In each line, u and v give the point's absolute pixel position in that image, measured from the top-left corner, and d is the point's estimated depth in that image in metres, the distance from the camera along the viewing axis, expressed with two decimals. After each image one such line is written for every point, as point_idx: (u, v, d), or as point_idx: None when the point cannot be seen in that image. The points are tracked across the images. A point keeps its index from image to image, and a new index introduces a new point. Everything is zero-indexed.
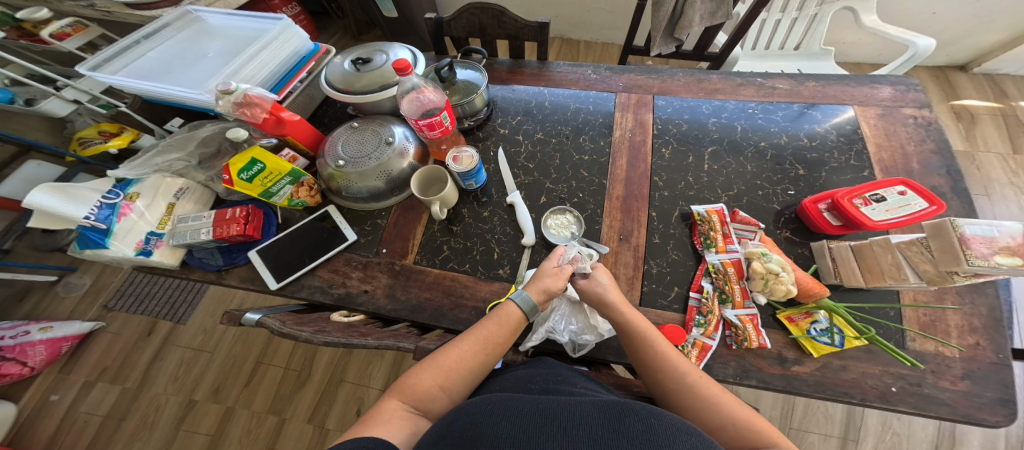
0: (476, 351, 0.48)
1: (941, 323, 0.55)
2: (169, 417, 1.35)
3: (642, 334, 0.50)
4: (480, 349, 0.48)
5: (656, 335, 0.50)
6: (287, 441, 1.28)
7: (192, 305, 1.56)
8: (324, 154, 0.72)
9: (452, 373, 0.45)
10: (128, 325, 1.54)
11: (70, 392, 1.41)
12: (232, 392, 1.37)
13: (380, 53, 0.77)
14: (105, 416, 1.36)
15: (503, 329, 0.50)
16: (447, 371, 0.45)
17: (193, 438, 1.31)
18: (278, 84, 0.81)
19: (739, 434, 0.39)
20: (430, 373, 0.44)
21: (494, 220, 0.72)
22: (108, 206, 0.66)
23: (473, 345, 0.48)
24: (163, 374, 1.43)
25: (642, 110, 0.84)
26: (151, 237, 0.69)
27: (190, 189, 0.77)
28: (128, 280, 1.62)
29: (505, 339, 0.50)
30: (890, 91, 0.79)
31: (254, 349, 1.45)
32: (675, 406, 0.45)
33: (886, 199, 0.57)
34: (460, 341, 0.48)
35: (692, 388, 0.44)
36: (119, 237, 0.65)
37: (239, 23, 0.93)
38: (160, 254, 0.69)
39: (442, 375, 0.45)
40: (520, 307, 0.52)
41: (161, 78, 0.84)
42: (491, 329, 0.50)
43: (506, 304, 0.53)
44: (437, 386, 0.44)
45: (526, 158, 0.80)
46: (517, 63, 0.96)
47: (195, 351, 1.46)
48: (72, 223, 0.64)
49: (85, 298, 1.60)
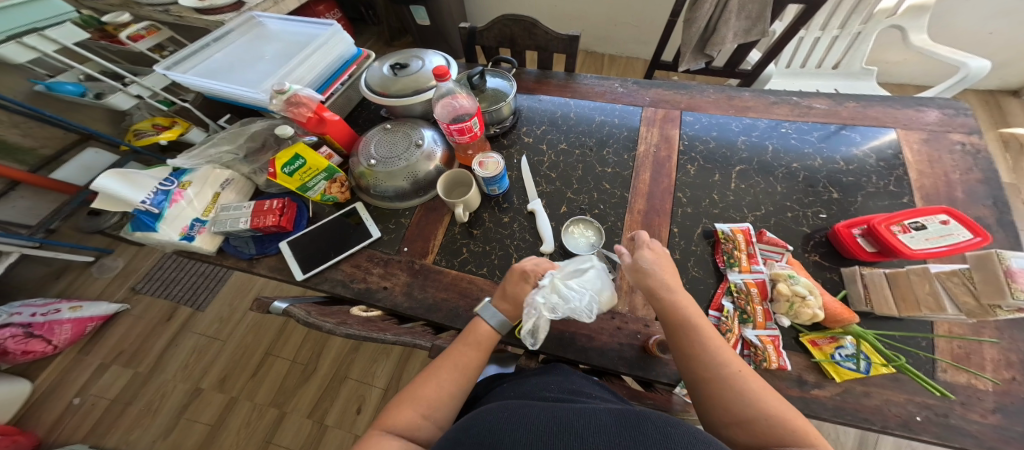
0: (453, 376, 0.48)
1: (976, 356, 0.51)
2: (175, 404, 1.41)
3: (682, 319, 0.49)
4: (456, 371, 0.49)
5: (700, 322, 0.48)
6: (285, 434, 1.30)
7: (212, 292, 1.65)
8: (358, 154, 0.75)
9: (432, 401, 0.45)
10: (150, 310, 1.63)
11: (86, 373, 1.50)
12: (237, 383, 1.43)
13: (416, 59, 0.81)
14: (115, 399, 1.44)
15: (479, 351, 0.51)
16: (428, 400, 0.45)
17: (193, 428, 1.35)
18: (322, 85, 0.86)
19: (773, 430, 0.37)
20: (410, 405, 0.45)
21: (514, 226, 0.73)
22: (163, 193, 0.71)
23: (449, 371, 0.49)
24: (174, 360, 1.50)
25: (668, 125, 0.83)
26: (195, 223, 0.74)
27: (234, 181, 0.83)
28: (158, 265, 1.73)
29: (481, 360, 0.51)
30: (937, 115, 0.75)
31: (265, 340, 1.51)
32: (703, 396, 0.44)
33: (927, 227, 0.55)
34: (436, 368, 0.49)
35: (730, 381, 0.42)
36: (168, 222, 0.70)
37: (293, 29, 0.99)
38: (201, 239, 0.73)
39: (421, 405, 0.45)
40: (491, 326, 0.53)
41: (220, 77, 0.90)
42: (467, 353, 0.51)
43: (477, 323, 0.54)
44: (420, 415, 0.44)
45: (548, 167, 0.81)
46: (545, 74, 0.98)
47: (208, 340, 1.53)
48: (128, 205, 0.67)
49: (118, 280, 1.71)
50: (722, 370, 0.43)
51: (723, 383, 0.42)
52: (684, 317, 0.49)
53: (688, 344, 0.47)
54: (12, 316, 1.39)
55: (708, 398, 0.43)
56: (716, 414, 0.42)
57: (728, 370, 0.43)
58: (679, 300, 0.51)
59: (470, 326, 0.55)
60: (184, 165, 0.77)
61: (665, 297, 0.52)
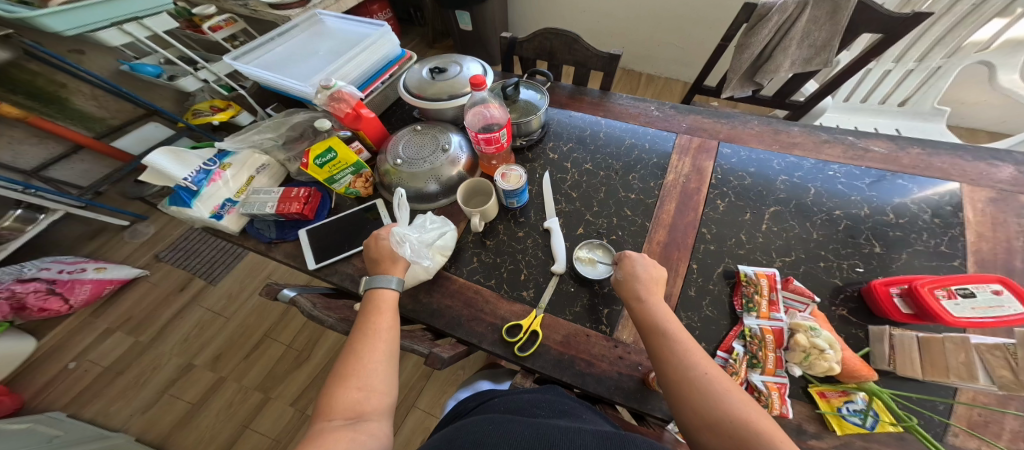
0: (375, 347, 0.47)
1: (995, 425, 0.47)
2: (168, 377, 1.49)
3: (657, 325, 0.48)
4: (373, 340, 0.48)
5: (669, 321, 0.48)
6: (258, 424, 1.35)
7: (226, 268, 1.75)
8: (386, 151, 0.77)
9: (361, 373, 0.44)
10: (166, 279, 1.74)
11: (95, 335, 1.61)
12: (229, 363, 1.49)
13: (454, 64, 0.82)
14: (117, 364, 1.54)
15: (387, 314, 0.51)
16: (358, 375, 0.44)
17: (175, 404, 1.42)
18: (364, 83, 0.89)
19: (738, 427, 0.36)
20: (345, 386, 0.43)
21: (527, 242, 0.71)
22: (204, 172, 0.77)
23: (364, 343, 0.47)
24: (175, 333, 1.59)
25: (702, 156, 0.79)
26: (227, 203, 0.78)
27: (270, 166, 0.87)
28: (184, 236, 1.87)
29: (393, 322, 0.51)
30: (1014, 171, 0.66)
31: (264, 324, 1.58)
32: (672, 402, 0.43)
33: (975, 295, 0.49)
34: (352, 346, 0.47)
35: (693, 382, 0.41)
36: (202, 200, 0.75)
37: (346, 28, 1.05)
38: (228, 219, 0.77)
39: (353, 383, 0.43)
40: (394, 289, 0.54)
41: (275, 68, 0.96)
42: (377, 321, 0.50)
43: (381, 292, 0.54)
44: (358, 390, 0.43)
45: (570, 186, 0.79)
46: (579, 90, 0.96)
47: (209, 317, 1.62)
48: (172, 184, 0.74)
49: (153, 247, 1.84)
50: (688, 371, 0.42)
51: (692, 385, 0.41)
52: (653, 322, 0.49)
53: (658, 348, 0.46)
54: (41, 272, 1.53)
55: (678, 399, 0.42)
56: (683, 416, 0.41)
57: (688, 371, 0.42)
58: (645, 304, 0.51)
59: (368, 296, 0.54)
60: (229, 147, 0.83)
61: (637, 307, 0.52)
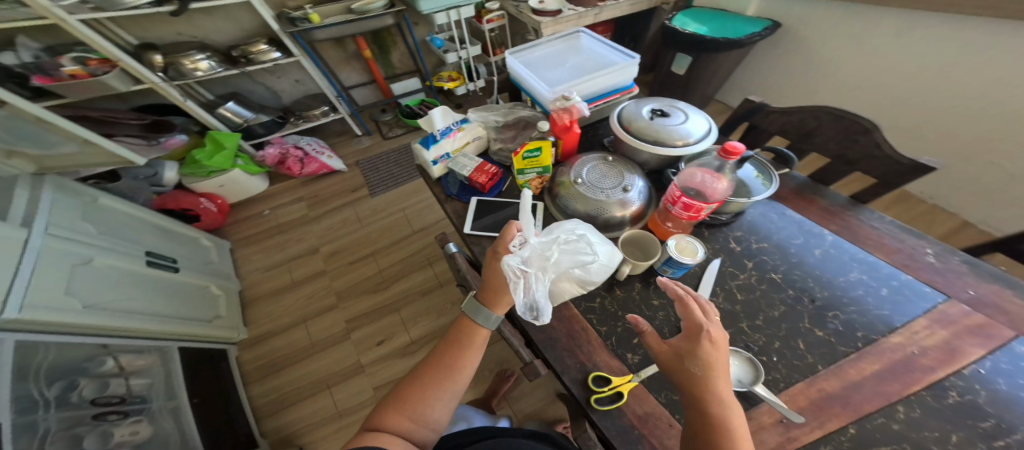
0: (444, 380, 0.60)
1: None
2: (301, 249, 1.93)
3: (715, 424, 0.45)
4: (446, 376, 0.60)
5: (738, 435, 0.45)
6: (320, 321, 1.66)
7: (382, 188, 2.17)
8: (571, 166, 0.82)
9: (424, 404, 0.57)
10: (352, 179, 2.24)
11: (276, 195, 2.17)
12: (340, 262, 1.86)
13: (679, 112, 0.81)
14: (277, 222, 2.05)
15: (470, 349, 0.62)
16: (420, 405, 0.57)
17: (289, 271, 1.83)
18: (589, 99, 0.98)
19: None
20: (408, 408, 0.57)
21: (658, 314, 0.67)
22: (449, 129, 0.94)
23: (441, 374, 0.60)
24: (319, 220, 2.04)
25: (966, 339, 0.60)
26: (444, 156, 0.95)
27: (481, 139, 1.00)
28: (382, 155, 2.36)
29: (470, 362, 0.62)
30: None
31: (378, 245, 1.91)
32: None
33: None
34: (432, 370, 0.61)
35: None
36: (434, 148, 0.92)
37: (598, 50, 1.15)
38: (439, 167, 0.94)
39: (415, 408, 0.57)
40: (486, 324, 0.62)
41: (527, 64, 1.13)
42: (458, 357, 0.61)
43: (474, 325, 0.64)
44: (415, 419, 0.56)
45: (740, 287, 0.72)
46: (816, 190, 0.86)
47: (344, 220, 2.03)
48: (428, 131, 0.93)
49: (356, 152, 2.39)
50: None
51: None
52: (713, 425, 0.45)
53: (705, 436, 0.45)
54: (302, 144, 2.21)
55: None
56: None
57: None
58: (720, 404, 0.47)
59: (462, 320, 0.65)
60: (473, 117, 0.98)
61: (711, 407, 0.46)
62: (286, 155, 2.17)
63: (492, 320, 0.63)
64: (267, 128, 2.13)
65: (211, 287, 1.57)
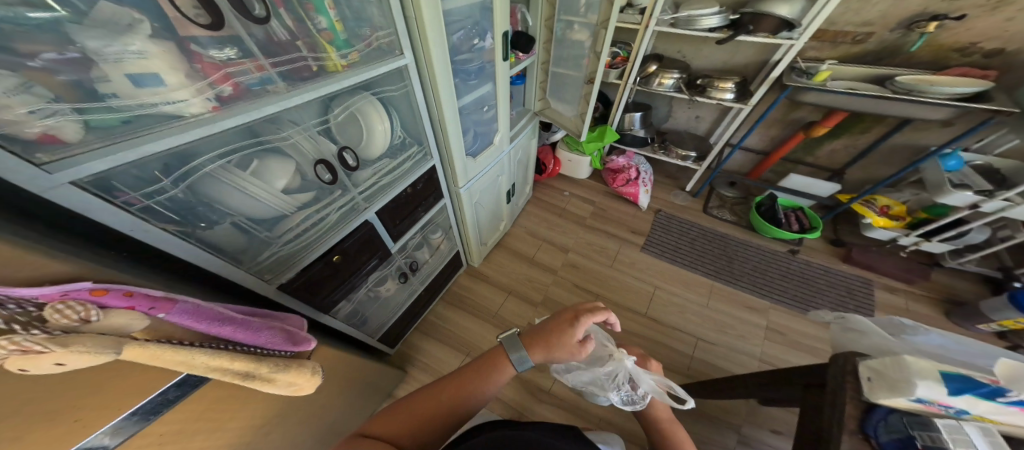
0: (445, 395, 0.70)
1: None
2: (552, 238, 1.96)
3: None
4: (447, 390, 0.71)
5: None
6: (508, 303, 1.72)
7: (661, 255, 1.90)
8: None
9: (420, 416, 0.67)
10: (644, 221, 2.05)
11: (575, 185, 2.25)
12: (563, 276, 1.80)
13: None
14: (555, 208, 2.14)
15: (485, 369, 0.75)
16: (416, 411, 0.67)
17: (528, 247, 1.92)
18: None
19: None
20: (404, 414, 0.67)
21: None
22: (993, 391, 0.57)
23: (444, 391, 0.71)
24: (583, 232, 2.00)
25: None
26: (925, 401, 0.60)
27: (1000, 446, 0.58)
28: (689, 222, 2.04)
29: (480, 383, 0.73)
30: None
31: (608, 294, 1.74)
32: None
33: None
34: (428, 387, 0.72)
35: None
36: (937, 389, 0.57)
37: None
38: (889, 396, 0.62)
39: (411, 418, 0.66)
40: (517, 367, 0.76)
41: None
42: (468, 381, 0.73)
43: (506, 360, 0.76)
44: (408, 431, 0.64)
45: None
46: None
47: (599, 247, 1.90)
48: (940, 365, 0.60)
49: (669, 202, 2.18)
50: None
51: None
52: None
53: None
54: (642, 171, 2.12)
55: None
56: None
57: None
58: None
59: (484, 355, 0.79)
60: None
61: None
62: (626, 169, 2.13)
63: (520, 362, 0.75)
64: (633, 142, 2.09)
65: (501, 223, 1.86)
